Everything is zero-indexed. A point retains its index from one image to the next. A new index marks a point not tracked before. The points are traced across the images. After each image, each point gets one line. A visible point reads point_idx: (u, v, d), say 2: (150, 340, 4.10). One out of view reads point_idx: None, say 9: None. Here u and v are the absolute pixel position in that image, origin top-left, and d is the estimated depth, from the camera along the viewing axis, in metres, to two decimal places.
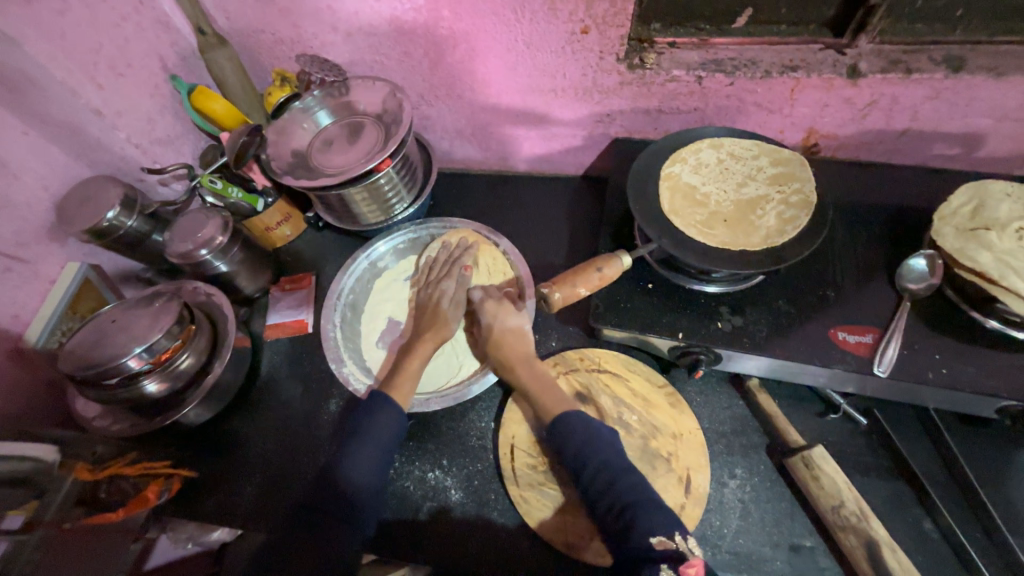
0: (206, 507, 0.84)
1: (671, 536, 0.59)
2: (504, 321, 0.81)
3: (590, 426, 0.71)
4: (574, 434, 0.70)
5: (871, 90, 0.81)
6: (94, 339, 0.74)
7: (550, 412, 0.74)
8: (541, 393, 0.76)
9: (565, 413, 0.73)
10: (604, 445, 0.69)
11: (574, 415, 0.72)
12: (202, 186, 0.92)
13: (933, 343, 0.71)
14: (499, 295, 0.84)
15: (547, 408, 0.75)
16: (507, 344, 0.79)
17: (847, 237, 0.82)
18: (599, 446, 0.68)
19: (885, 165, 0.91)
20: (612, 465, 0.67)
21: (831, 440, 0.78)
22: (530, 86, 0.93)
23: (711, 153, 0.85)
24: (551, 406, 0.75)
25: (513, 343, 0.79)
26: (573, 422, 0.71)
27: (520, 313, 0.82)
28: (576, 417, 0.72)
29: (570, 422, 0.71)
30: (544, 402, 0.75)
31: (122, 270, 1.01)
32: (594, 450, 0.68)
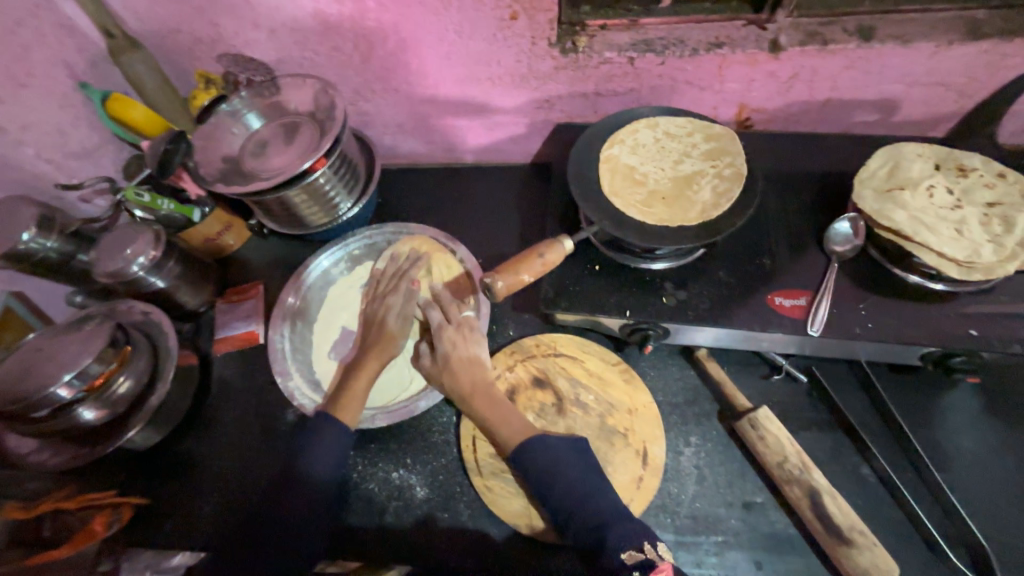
0: (164, 532, 0.81)
1: (641, 546, 0.58)
2: (458, 347, 0.78)
3: (551, 445, 0.69)
4: (540, 452, 0.68)
5: (792, 63, 0.84)
6: (19, 372, 0.69)
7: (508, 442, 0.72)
8: (500, 421, 0.73)
9: (524, 442, 0.70)
10: (565, 453, 0.69)
11: (535, 446, 0.69)
12: (128, 199, 0.87)
13: (860, 300, 0.75)
14: (458, 321, 0.81)
15: (506, 439, 0.72)
16: (461, 367, 0.77)
17: (779, 206, 0.86)
18: (564, 463, 0.67)
19: (813, 135, 0.95)
20: (579, 486, 0.65)
21: (776, 399, 0.83)
22: (466, 76, 0.92)
23: (648, 133, 0.87)
24: (515, 434, 0.72)
25: (468, 367, 0.77)
26: (540, 445, 0.69)
27: (476, 340, 0.79)
28: (541, 439, 0.70)
29: (535, 447, 0.69)
30: (506, 431, 0.73)
31: (50, 293, 0.95)
32: (563, 467, 0.67)
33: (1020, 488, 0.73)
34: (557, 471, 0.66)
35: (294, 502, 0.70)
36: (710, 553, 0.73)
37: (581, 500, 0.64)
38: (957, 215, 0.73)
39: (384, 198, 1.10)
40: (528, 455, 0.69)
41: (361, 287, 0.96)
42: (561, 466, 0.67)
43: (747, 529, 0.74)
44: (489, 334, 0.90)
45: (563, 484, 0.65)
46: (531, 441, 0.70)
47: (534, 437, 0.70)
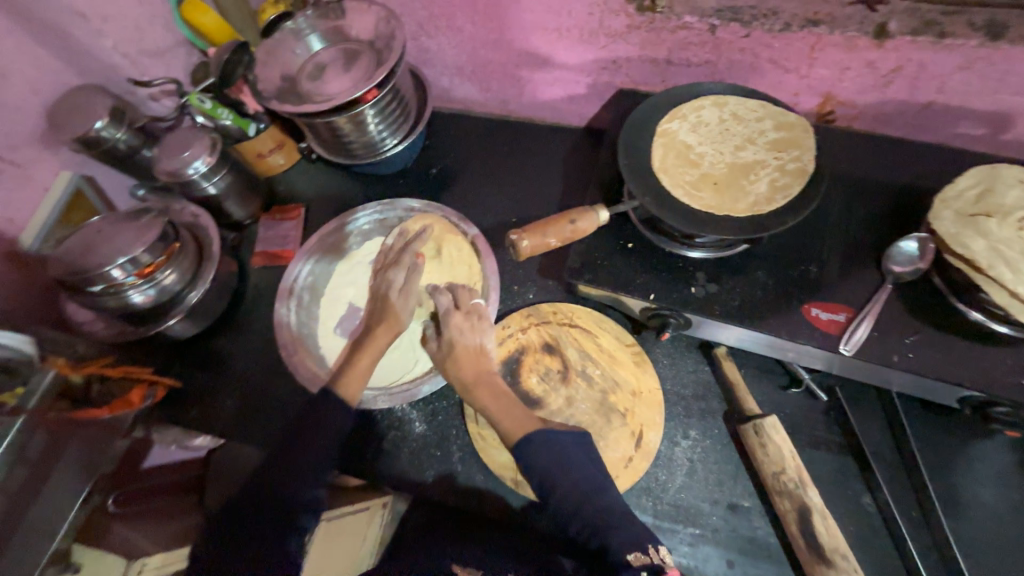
0: (190, 415, 0.90)
1: (647, 549, 0.57)
2: (460, 335, 0.77)
3: (559, 441, 0.65)
4: (541, 444, 0.65)
5: (898, 54, 0.75)
6: (81, 248, 0.76)
7: (511, 436, 0.67)
8: (505, 417, 0.69)
9: (529, 436, 0.66)
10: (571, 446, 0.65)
11: (540, 441, 0.65)
12: (191, 105, 0.92)
13: (906, 328, 0.70)
14: (469, 307, 0.79)
15: (507, 433, 0.68)
16: (461, 359, 0.75)
17: (842, 212, 0.79)
18: (569, 459, 0.64)
19: (901, 141, 0.85)
20: (582, 482, 0.62)
21: (787, 411, 0.80)
22: (533, 23, 0.87)
23: (714, 112, 0.81)
24: (516, 430, 0.67)
25: (469, 359, 0.75)
26: (539, 440, 0.65)
27: (484, 331, 0.78)
28: (543, 434, 0.65)
29: (540, 444, 0.65)
30: (509, 425, 0.68)
31: (116, 184, 1.03)
32: (566, 469, 0.63)
33: None
34: (559, 468, 0.63)
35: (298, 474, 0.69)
36: (684, 542, 0.73)
37: (582, 500, 0.61)
38: None
39: (431, 141, 1.10)
40: (530, 450, 0.65)
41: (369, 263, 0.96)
42: (563, 459, 0.63)
43: (726, 528, 0.74)
44: (509, 293, 0.91)
45: (565, 480, 0.62)
46: (534, 439, 0.65)
47: (536, 431, 0.67)
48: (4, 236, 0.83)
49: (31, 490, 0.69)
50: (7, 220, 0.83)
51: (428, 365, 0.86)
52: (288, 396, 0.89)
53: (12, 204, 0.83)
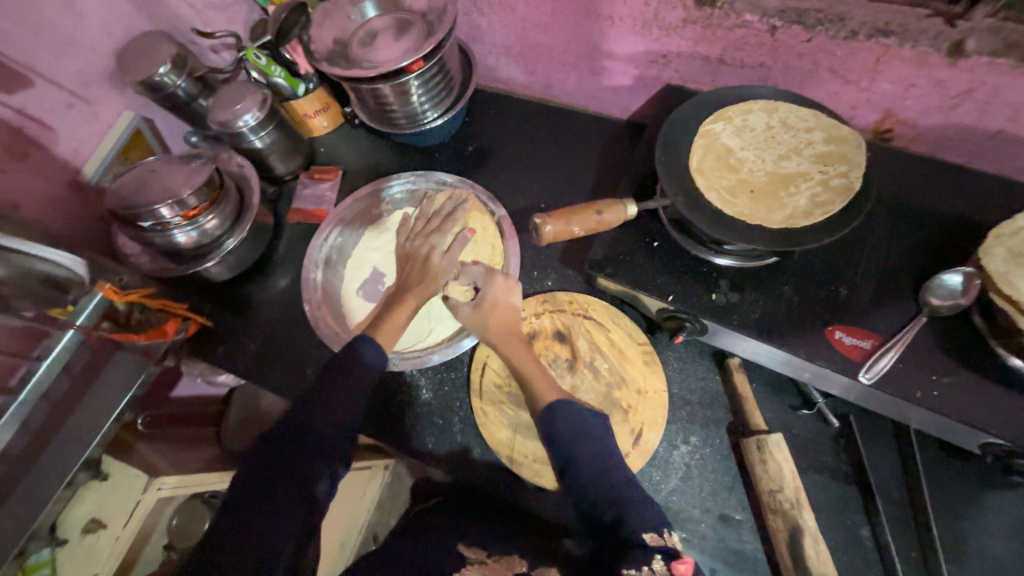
0: (215, 353, 0.96)
1: (661, 532, 0.59)
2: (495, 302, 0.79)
3: (582, 413, 0.69)
4: (565, 417, 0.68)
5: (971, 75, 0.70)
6: (136, 184, 0.81)
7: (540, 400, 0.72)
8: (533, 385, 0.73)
9: (557, 401, 0.70)
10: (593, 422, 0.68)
11: (566, 405, 0.69)
12: (247, 60, 0.93)
13: (931, 364, 0.67)
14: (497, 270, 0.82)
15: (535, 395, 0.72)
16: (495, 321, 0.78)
17: (884, 237, 0.76)
18: (589, 438, 0.66)
19: (961, 169, 0.80)
20: (604, 457, 0.65)
21: (794, 432, 0.79)
22: (587, 9, 0.86)
23: (761, 117, 0.78)
24: (545, 393, 0.72)
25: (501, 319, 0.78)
26: (562, 409, 0.68)
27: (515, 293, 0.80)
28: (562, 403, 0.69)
29: (566, 412, 0.68)
30: (537, 388, 0.73)
31: (172, 129, 1.08)
32: (584, 441, 0.66)
33: None
34: (579, 441, 0.66)
35: (334, 440, 0.70)
36: None
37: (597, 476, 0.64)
38: None
39: (472, 118, 1.10)
40: (554, 418, 0.68)
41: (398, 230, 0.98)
42: (584, 435, 0.66)
43: (714, 537, 0.74)
44: (528, 277, 0.91)
45: (584, 452, 0.65)
46: (557, 403, 0.69)
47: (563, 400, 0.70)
48: (69, 166, 0.89)
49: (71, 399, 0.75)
50: (72, 151, 0.89)
51: (441, 337, 0.89)
52: (305, 348, 0.93)
53: (78, 137, 0.90)
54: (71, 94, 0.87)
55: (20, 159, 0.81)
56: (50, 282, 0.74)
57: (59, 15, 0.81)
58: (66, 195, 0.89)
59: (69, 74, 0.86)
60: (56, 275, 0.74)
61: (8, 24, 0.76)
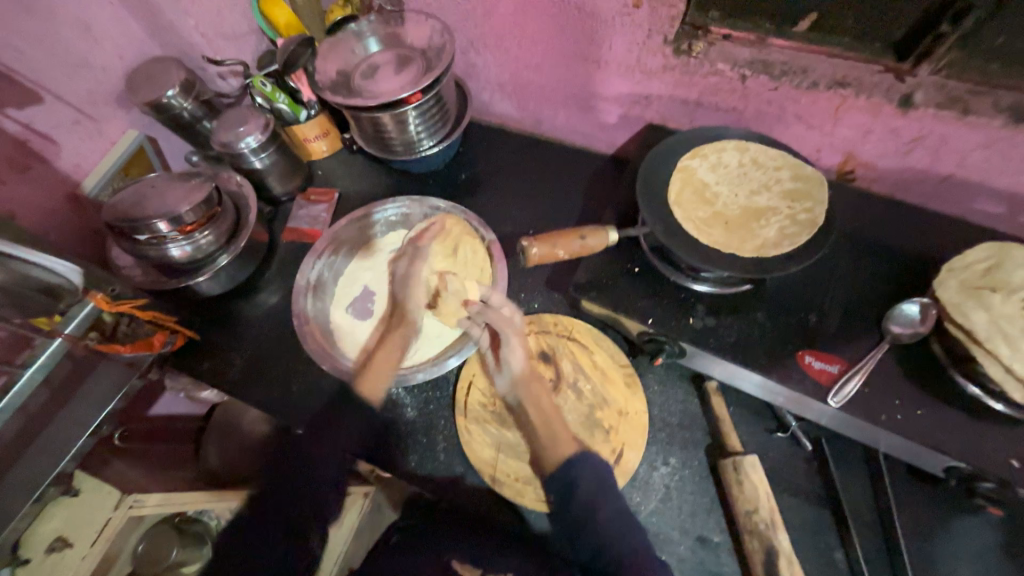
0: (200, 368, 0.95)
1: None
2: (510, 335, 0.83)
3: (599, 471, 0.72)
4: (588, 472, 0.71)
5: (919, 125, 0.78)
6: (135, 198, 0.84)
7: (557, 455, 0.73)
8: (550, 435, 0.74)
9: (577, 457, 0.72)
10: (607, 481, 0.71)
11: (587, 464, 0.71)
12: (253, 86, 0.98)
13: (895, 388, 0.71)
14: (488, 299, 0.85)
15: (553, 453, 0.73)
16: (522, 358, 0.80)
17: (848, 268, 0.81)
18: (610, 495, 0.70)
19: (916, 209, 0.87)
20: (622, 513, 0.70)
21: (770, 455, 0.81)
22: (575, 53, 0.94)
23: (734, 155, 0.84)
24: (564, 449, 0.73)
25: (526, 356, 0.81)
26: (586, 464, 0.71)
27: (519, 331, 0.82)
28: (587, 457, 0.72)
29: (583, 469, 0.71)
30: (554, 447, 0.74)
31: (174, 147, 1.12)
32: (606, 497, 0.70)
33: None
34: (599, 497, 0.70)
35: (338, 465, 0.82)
36: None
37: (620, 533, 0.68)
38: None
39: (465, 147, 1.16)
40: (574, 471, 0.71)
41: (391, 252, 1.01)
42: (603, 491, 0.70)
43: (693, 559, 0.74)
44: (515, 299, 0.94)
45: (605, 509, 0.69)
46: (581, 456, 0.72)
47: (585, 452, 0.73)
48: (69, 179, 0.91)
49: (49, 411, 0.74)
50: (74, 165, 0.91)
51: (426, 355, 0.89)
52: (292, 364, 0.94)
53: (80, 152, 0.92)
54: (78, 111, 0.90)
55: (21, 171, 0.83)
56: (44, 288, 0.77)
57: (75, 38, 0.86)
58: (63, 206, 0.91)
59: (78, 93, 0.89)
60: (52, 283, 0.77)
61: (25, 44, 0.80)
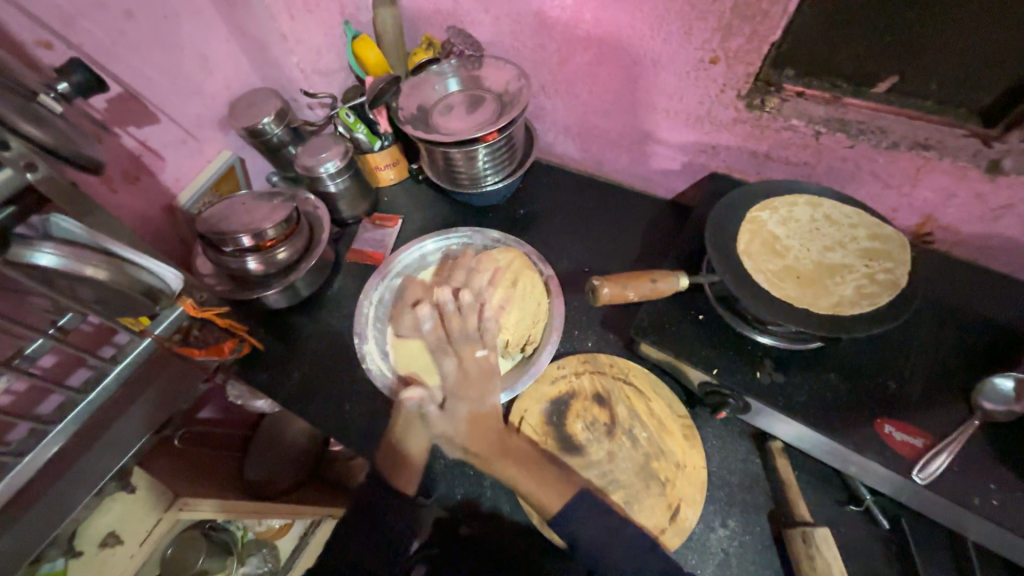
0: (260, 378, 0.98)
1: None
2: (468, 388, 0.85)
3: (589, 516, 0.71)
4: (590, 522, 0.70)
5: (1010, 191, 0.75)
6: (226, 213, 0.92)
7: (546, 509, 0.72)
8: (542, 491, 0.74)
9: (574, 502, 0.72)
10: (601, 520, 0.71)
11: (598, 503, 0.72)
12: (338, 117, 1.06)
13: (990, 470, 0.65)
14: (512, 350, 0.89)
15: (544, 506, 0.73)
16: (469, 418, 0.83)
17: (930, 332, 0.77)
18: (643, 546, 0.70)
19: (1003, 278, 0.83)
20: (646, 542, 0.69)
21: (842, 529, 0.74)
22: (644, 102, 0.97)
23: (807, 210, 0.83)
24: (551, 503, 0.72)
25: (475, 422, 0.82)
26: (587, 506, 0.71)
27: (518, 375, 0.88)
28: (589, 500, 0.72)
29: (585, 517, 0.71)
30: (543, 500, 0.73)
31: (259, 169, 1.21)
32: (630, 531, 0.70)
33: None
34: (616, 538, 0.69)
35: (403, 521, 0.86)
36: None
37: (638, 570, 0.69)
38: None
39: (526, 184, 1.20)
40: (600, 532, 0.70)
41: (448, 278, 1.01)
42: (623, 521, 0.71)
43: None
44: (569, 337, 0.94)
45: (617, 557, 0.69)
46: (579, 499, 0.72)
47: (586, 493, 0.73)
48: (168, 192, 1.00)
49: (112, 411, 0.76)
50: (174, 179, 1.00)
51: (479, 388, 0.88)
52: (346, 381, 0.96)
53: (181, 169, 1.01)
54: (186, 133, 0.99)
55: (131, 182, 0.91)
56: (148, 292, 0.73)
57: (193, 69, 0.96)
58: (160, 216, 0.99)
59: (188, 116, 0.98)
60: (154, 288, 0.74)
61: (154, 73, 0.89)
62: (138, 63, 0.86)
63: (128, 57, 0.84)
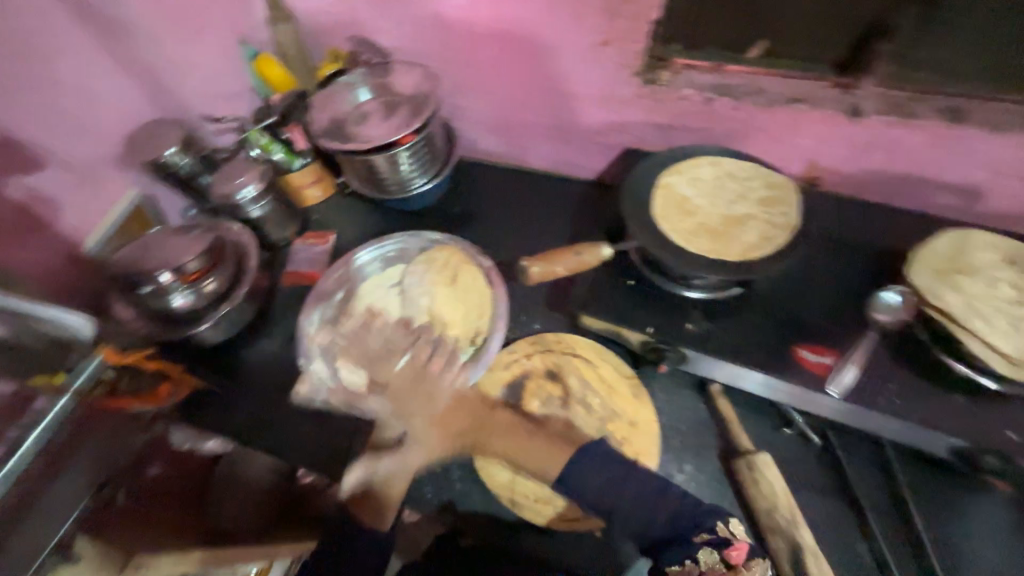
0: (207, 420, 0.94)
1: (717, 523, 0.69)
2: (414, 399, 0.83)
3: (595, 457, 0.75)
4: (591, 474, 0.74)
5: (871, 130, 0.85)
6: (140, 252, 0.88)
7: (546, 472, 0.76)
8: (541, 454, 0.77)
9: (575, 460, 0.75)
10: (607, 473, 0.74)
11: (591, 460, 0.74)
12: (249, 139, 1.04)
13: (887, 372, 0.74)
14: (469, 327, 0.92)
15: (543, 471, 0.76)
16: (432, 426, 0.83)
17: (829, 264, 0.86)
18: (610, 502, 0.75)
19: (882, 207, 0.94)
20: (645, 494, 0.72)
21: (783, 453, 0.82)
22: (553, 89, 1.01)
23: (709, 170, 0.91)
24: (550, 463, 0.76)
25: (439, 427, 0.83)
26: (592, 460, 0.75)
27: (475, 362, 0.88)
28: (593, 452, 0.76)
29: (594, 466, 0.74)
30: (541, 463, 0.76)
31: (174, 203, 1.14)
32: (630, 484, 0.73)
33: None
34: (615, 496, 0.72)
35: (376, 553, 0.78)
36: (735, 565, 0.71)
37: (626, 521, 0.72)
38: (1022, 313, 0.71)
39: (455, 183, 1.21)
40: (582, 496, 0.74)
41: (390, 287, 1.01)
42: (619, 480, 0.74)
43: None
44: (517, 323, 0.97)
45: (622, 506, 0.72)
46: (585, 452, 0.75)
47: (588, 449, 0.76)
48: (71, 240, 0.93)
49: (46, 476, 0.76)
50: (75, 226, 0.94)
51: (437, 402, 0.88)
52: (299, 405, 0.94)
53: (82, 214, 0.94)
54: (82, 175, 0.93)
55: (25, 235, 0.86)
56: (60, 340, 0.81)
57: (80, 107, 0.90)
58: (64, 265, 0.93)
59: (83, 157, 0.93)
60: (64, 335, 0.82)
61: (34, 115, 0.83)
62: (16, 107, 0.81)
63: (3, 102, 0.79)
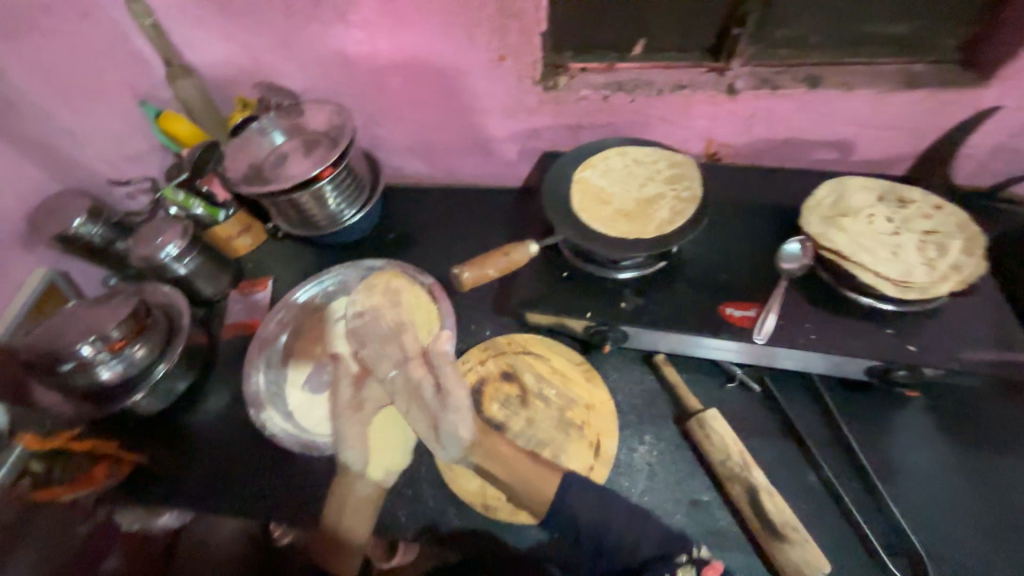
0: (156, 492, 0.89)
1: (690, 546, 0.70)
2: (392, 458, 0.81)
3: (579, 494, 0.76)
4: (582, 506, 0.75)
5: (748, 105, 0.95)
6: (58, 330, 0.85)
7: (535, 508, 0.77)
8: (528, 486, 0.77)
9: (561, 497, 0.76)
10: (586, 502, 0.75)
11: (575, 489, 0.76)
12: (166, 198, 1.01)
13: (803, 313, 0.81)
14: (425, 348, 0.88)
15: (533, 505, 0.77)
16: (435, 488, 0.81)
17: (738, 227, 0.94)
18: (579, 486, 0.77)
19: (774, 171, 1.04)
20: (627, 519, 0.74)
21: (730, 405, 0.87)
22: (464, 107, 1.06)
23: (618, 160, 0.97)
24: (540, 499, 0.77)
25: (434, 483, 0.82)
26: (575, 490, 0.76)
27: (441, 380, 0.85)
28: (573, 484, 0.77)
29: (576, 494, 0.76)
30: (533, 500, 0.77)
31: (92, 275, 1.13)
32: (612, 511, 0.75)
33: (954, 499, 0.77)
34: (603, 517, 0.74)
35: None
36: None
37: (605, 523, 0.74)
38: (894, 240, 0.82)
39: (387, 210, 1.22)
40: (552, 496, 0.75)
41: (336, 320, 1.00)
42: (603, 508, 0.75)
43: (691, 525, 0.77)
44: (467, 333, 0.98)
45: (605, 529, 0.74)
46: (568, 486, 0.76)
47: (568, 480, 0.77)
48: None
49: None
50: None
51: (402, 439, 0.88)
52: (255, 458, 0.90)
53: None
54: None
55: None
56: None
57: None
58: None
59: None
60: None
61: None
62: None
63: None
